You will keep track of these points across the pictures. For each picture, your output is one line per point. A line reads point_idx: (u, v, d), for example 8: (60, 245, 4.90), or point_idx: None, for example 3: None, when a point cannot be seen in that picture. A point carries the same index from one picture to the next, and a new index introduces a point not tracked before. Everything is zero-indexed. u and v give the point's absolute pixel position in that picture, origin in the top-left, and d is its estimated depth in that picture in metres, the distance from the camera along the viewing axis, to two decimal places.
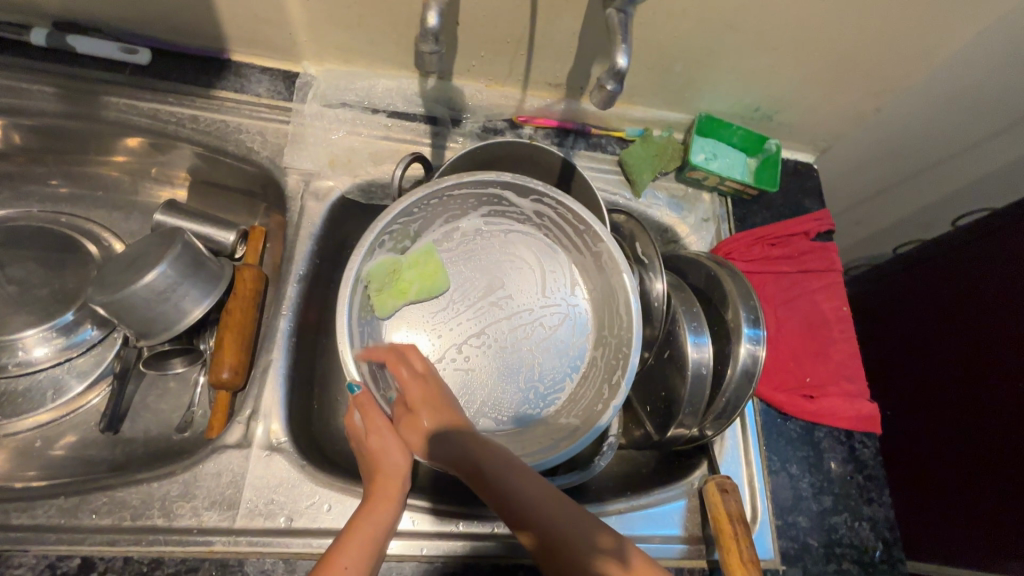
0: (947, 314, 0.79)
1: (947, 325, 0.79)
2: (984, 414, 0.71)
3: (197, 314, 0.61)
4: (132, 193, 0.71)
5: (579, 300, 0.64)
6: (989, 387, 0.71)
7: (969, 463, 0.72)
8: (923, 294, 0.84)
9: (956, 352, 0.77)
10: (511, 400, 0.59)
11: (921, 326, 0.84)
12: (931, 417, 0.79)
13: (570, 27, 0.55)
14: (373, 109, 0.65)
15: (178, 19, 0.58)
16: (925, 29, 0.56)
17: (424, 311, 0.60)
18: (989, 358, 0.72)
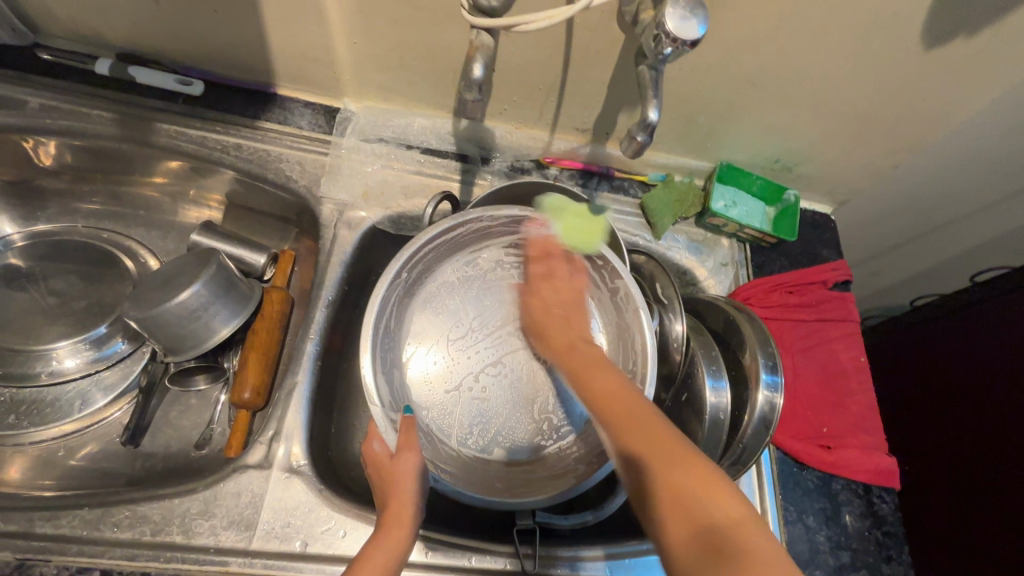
0: (965, 369, 0.79)
1: (965, 380, 0.78)
2: (1004, 476, 0.70)
3: (225, 334, 0.63)
4: (169, 213, 0.74)
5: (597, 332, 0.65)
6: (1008, 447, 0.70)
7: (989, 526, 0.71)
8: (941, 348, 0.84)
9: (976, 408, 0.76)
10: (525, 431, 0.60)
11: (938, 381, 0.83)
12: (948, 475, 0.78)
13: (600, 77, 0.59)
14: (407, 145, 0.68)
15: (233, 56, 0.63)
16: (942, 95, 0.58)
17: (444, 339, 0.61)
18: (1009, 417, 0.71)
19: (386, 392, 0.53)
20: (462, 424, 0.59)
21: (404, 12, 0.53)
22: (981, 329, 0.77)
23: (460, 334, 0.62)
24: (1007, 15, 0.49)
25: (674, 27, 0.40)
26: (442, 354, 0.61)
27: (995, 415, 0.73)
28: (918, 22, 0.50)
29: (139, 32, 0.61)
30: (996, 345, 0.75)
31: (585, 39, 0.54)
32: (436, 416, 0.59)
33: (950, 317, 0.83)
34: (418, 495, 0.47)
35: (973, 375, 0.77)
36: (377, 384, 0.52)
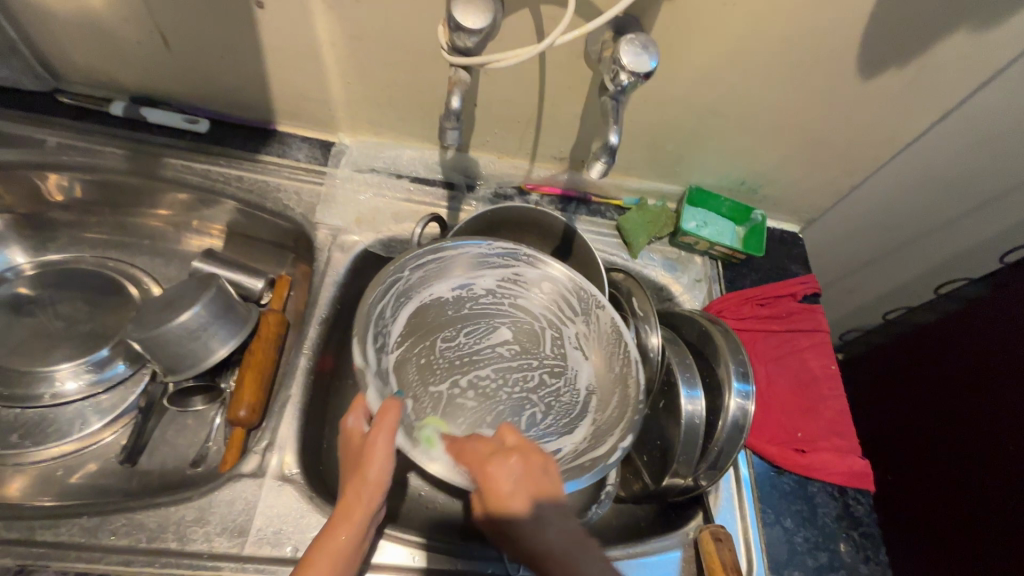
0: (960, 383, 0.82)
1: (960, 394, 0.82)
2: (1003, 485, 0.73)
3: (222, 353, 0.66)
4: (172, 242, 0.78)
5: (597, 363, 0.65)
6: (1004, 455, 0.73)
7: (990, 534, 0.73)
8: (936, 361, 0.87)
9: (971, 419, 0.79)
10: None
11: (935, 396, 0.87)
12: (950, 486, 0.80)
13: (573, 109, 0.64)
14: (397, 175, 0.73)
15: (237, 96, 0.68)
16: (884, 120, 0.63)
17: None
18: (1005, 425, 0.74)
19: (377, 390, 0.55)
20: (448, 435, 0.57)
21: (394, 55, 0.60)
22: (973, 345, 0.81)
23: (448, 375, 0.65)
24: (931, 49, 0.55)
25: (628, 62, 0.46)
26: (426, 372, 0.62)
27: (993, 426, 0.76)
28: (853, 56, 0.56)
29: (152, 76, 0.67)
30: (988, 357, 0.79)
31: (557, 75, 0.60)
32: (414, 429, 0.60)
33: (941, 332, 0.87)
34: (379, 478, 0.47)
35: (970, 388, 0.81)
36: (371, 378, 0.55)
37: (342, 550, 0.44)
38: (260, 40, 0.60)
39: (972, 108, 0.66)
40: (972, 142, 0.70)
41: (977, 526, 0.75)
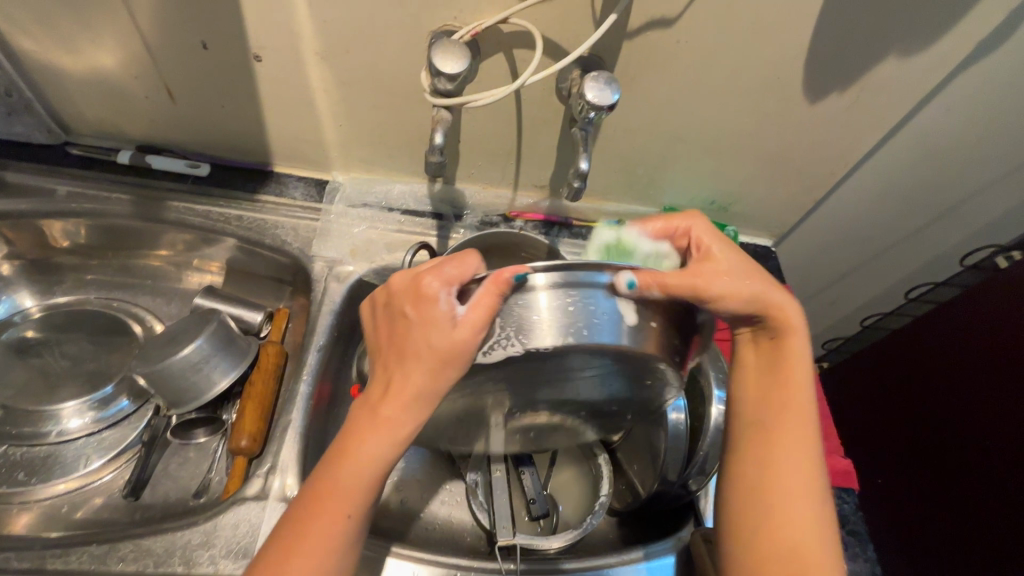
0: (943, 387, 0.87)
1: (950, 396, 0.86)
2: (997, 479, 0.76)
3: (224, 385, 0.68)
4: (175, 281, 0.81)
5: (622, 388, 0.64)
6: (992, 452, 0.77)
7: (995, 529, 0.76)
8: (917, 364, 0.93)
9: (958, 421, 0.83)
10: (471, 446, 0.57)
11: (924, 401, 0.91)
12: (952, 486, 0.84)
13: (549, 140, 0.69)
14: (389, 208, 0.78)
15: (237, 142, 0.73)
16: (836, 139, 0.69)
17: None
18: (989, 424, 0.78)
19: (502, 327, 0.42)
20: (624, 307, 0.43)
21: (383, 98, 0.65)
22: (950, 349, 0.86)
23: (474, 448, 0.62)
24: (867, 72, 0.60)
25: (593, 97, 0.51)
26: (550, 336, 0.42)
27: (978, 425, 0.80)
28: (798, 83, 0.61)
29: (156, 126, 0.71)
30: (967, 360, 0.83)
31: (533, 110, 0.65)
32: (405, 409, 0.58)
33: (920, 339, 0.92)
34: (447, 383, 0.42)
35: (951, 392, 0.86)
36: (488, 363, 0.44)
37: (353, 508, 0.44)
38: (258, 89, 0.65)
39: (916, 123, 0.72)
40: (920, 154, 0.76)
41: (981, 522, 0.78)
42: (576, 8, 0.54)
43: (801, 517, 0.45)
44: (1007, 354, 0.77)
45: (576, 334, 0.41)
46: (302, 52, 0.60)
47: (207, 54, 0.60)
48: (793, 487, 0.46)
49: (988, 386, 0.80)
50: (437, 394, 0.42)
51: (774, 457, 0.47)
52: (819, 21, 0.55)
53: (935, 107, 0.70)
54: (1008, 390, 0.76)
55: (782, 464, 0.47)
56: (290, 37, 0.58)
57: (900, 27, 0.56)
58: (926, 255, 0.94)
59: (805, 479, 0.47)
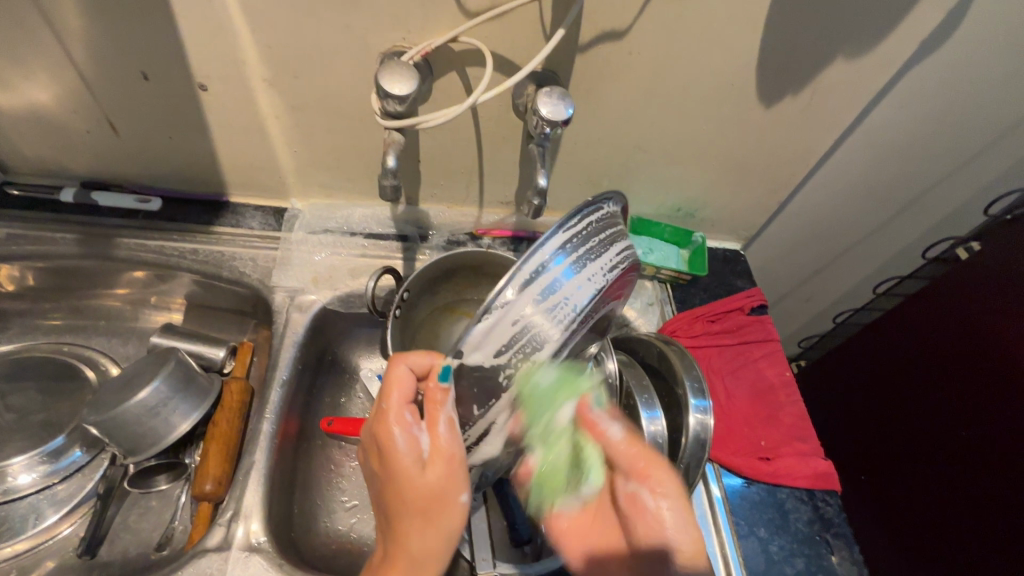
0: (917, 382, 0.88)
1: (924, 388, 0.86)
2: (978, 470, 0.77)
3: (185, 427, 0.66)
4: (131, 320, 0.77)
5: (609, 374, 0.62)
6: (970, 444, 0.78)
7: (983, 520, 0.76)
8: (889, 358, 0.94)
9: (934, 414, 0.84)
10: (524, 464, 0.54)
11: (898, 396, 0.92)
12: (933, 479, 0.84)
13: (510, 155, 0.69)
14: (351, 232, 0.76)
15: (190, 174, 0.70)
16: (794, 143, 0.69)
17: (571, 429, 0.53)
18: (966, 415, 0.79)
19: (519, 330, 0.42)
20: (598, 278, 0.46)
21: (337, 122, 0.63)
22: (919, 343, 0.88)
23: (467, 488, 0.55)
24: (819, 74, 0.61)
25: (546, 112, 0.50)
26: (555, 338, 0.43)
27: (954, 418, 0.81)
28: (751, 91, 0.62)
29: (101, 161, 0.68)
30: (939, 353, 0.84)
31: (492, 126, 0.64)
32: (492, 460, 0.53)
33: (893, 334, 0.93)
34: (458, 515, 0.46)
35: (924, 386, 0.86)
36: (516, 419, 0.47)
37: None
38: (205, 119, 0.63)
39: (870, 123, 0.73)
40: (878, 152, 0.77)
41: (967, 513, 0.78)
42: (526, 24, 0.53)
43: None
44: (977, 346, 0.78)
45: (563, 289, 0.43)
46: (249, 79, 0.58)
47: (149, 85, 0.58)
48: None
49: (958, 378, 0.81)
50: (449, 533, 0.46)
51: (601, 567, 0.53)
52: (767, 26, 0.55)
53: (887, 106, 0.71)
54: (982, 381, 0.77)
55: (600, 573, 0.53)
56: (234, 65, 0.57)
57: (846, 31, 0.56)
58: (890, 249, 0.95)
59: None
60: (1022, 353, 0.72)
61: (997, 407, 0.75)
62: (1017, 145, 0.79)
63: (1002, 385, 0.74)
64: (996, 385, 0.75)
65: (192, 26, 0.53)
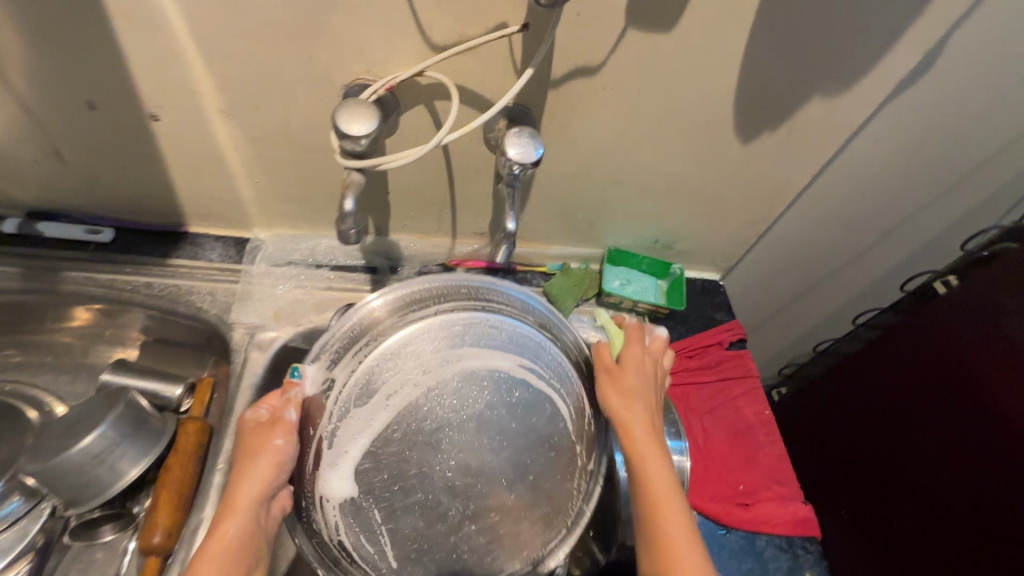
0: (897, 416, 0.87)
1: (904, 422, 0.85)
2: (957, 510, 0.76)
3: (133, 475, 0.62)
4: (82, 356, 0.73)
5: (562, 430, 0.56)
6: (951, 483, 0.77)
7: (959, 561, 0.75)
8: (871, 389, 0.92)
9: (912, 448, 0.83)
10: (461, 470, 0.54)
11: (879, 429, 0.90)
12: (912, 515, 0.83)
13: (483, 187, 0.66)
14: (317, 264, 0.72)
15: (145, 205, 0.67)
16: (771, 177, 0.68)
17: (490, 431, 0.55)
18: (945, 453, 0.78)
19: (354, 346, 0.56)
20: (436, 334, 0.56)
21: (300, 154, 0.61)
22: (899, 378, 0.87)
23: (382, 526, 0.53)
24: (797, 112, 0.59)
25: (515, 154, 0.48)
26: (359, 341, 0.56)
27: (932, 454, 0.80)
28: (728, 128, 0.61)
29: (47, 192, 0.64)
30: (920, 387, 0.83)
31: (462, 159, 0.62)
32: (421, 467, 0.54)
33: (874, 365, 0.92)
34: (281, 460, 0.52)
35: (904, 420, 0.85)
36: (347, 440, 0.54)
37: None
38: (159, 150, 0.59)
39: (848, 156, 0.72)
40: (857, 185, 0.76)
41: (943, 553, 0.77)
42: (494, 60, 0.51)
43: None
44: (957, 382, 0.77)
45: (401, 316, 0.57)
46: (204, 110, 0.55)
47: (96, 115, 0.55)
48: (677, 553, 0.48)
49: (939, 412, 0.80)
50: (275, 479, 0.51)
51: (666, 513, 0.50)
52: (744, 64, 0.54)
53: (864, 140, 0.71)
54: (961, 418, 0.76)
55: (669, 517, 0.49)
56: (188, 96, 0.53)
57: (824, 72, 0.56)
58: (869, 278, 0.95)
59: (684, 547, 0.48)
60: (1005, 393, 0.70)
61: (974, 445, 0.74)
62: (991, 179, 0.79)
63: (981, 423, 0.73)
64: (976, 423, 0.74)
65: (139, 56, 0.50)
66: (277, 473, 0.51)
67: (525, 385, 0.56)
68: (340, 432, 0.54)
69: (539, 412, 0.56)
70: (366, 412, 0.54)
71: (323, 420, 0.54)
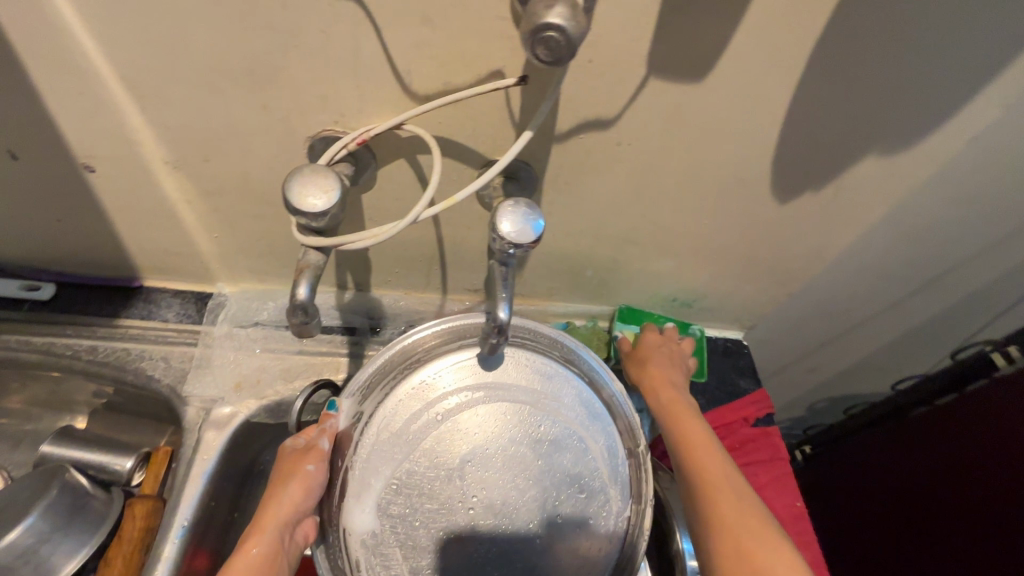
0: (937, 499, 0.76)
1: (945, 495, 0.75)
2: None
3: (71, 569, 0.54)
4: (24, 421, 0.65)
5: (594, 470, 0.52)
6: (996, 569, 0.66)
7: None
8: (907, 456, 0.82)
9: (952, 524, 0.73)
10: (485, 508, 0.49)
11: (914, 498, 0.80)
12: None
13: (477, 244, 0.58)
14: (287, 324, 0.63)
15: (91, 257, 0.59)
16: (809, 237, 0.59)
17: (511, 467, 0.50)
18: (990, 534, 0.68)
19: (382, 376, 0.52)
20: (467, 368, 0.54)
21: (262, 209, 0.52)
22: (940, 454, 0.76)
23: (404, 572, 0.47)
24: (847, 170, 0.50)
25: (509, 232, 0.39)
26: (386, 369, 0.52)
27: (975, 532, 0.70)
28: (764, 186, 0.52)
29: None
30: (962, 455, 0.73)
31: (451, 216, 0.54)
32: (447, 503, 0.49)
33: (913, 431, 0.82)
34: (311, 486, 0.47)
35: (944, 505, 0.75)
36: (372, 475, 0.50)
37: None
38: (99, 202, 0.51)
39: None
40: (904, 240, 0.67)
41: None
42: (487, 114, 0.43)
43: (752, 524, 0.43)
44: (1003, 450, 0.68)
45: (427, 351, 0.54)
46: (146, 162, 0.47)
47: (21, 164, 0.47)
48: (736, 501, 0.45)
49: (983, 485, 0.70)
50: (304, 504, 0.47)
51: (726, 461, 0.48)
52: (787, 119, 0.45)
53: None
54: (1007, 492, 0.66)
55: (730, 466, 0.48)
56: (125, 147, 0.45)
57: (883, 128, 0.46)
58: (908, 335, 0.85)
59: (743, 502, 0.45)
60: None
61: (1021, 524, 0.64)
62: None
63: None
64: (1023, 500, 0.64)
65: (62, 103, 0.41)
66: (304, 500, 0.47)
67: (547, 417, 0.53)
68: (366, 462, 0.50)
69: (568, 452, 0.52)
70: (394, 444, 0.51)
71: (350, 451, 0.51)
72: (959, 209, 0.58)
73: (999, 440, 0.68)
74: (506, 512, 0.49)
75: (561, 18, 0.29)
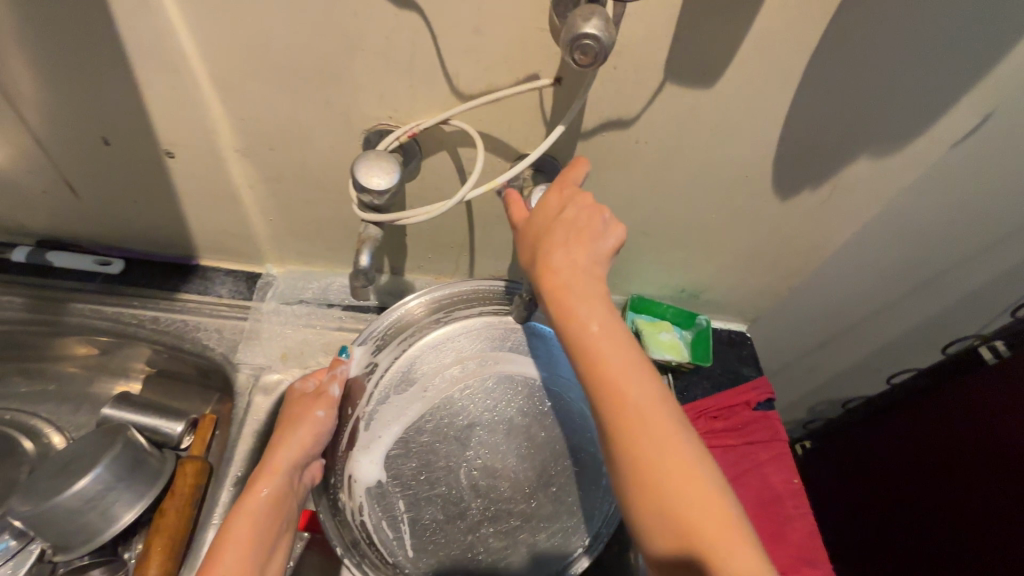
0: (933, 488, 0.80)
1: (940, 487, 0.79)
2: None
3: (128, 518, 0.60)
4: (85, 386, 0.71)
5: (584, 438, 0.57)
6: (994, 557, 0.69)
7: None
8: (903, 449, 0.86)
9: (951, 515, 0.76)
10: (483, 464, 0.54)
11: (913, 490, 0.83)
12: None
13: (504, 233, 0.64)
14: (328, 303, 0.70)
15: (157, 236, 0.65)
16: (809, 233, 0.64)
17: (512, 430, 0.55)
18: (987, 524, 0.71)
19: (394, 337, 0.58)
20: (478, 334, 0.57)
21: (315, 195, 0.59)
22: (933, 443, 0.81)
23: (404, 515, 0.54)
24: (842, 170, 0.56)
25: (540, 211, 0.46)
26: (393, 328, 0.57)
27: (973, 523, 0.73)
28: (766, 184, 0.57)
29: (60, 219, 0.63)
30: (957, 449, 0.77)
31: (483, 205, 0.60)
32: (447, 456, 0.54)
33: (907, 424, 0.87)
34: (319, 431, 0.56)
35: (939, 493, 0.79)
36: (381, 428, 0.54)
37: (240, 537, 0.49)
38: (173, 186, 0.58)
39: None
40: None
41: None
42: (522, 114, 0.49)
43: (704, 513, 0.35)
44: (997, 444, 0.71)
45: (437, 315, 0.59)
46: (220, 150, 0.53)
47: (111, 150, 0.54)
48: (685, 491, 0.35)
49: (977, 477, 0.73)
50: (312, 446, 0.55)
51: (635, 444, 0.37)
52: (787, 122, 0.51)
53: None
54: (1001, 484, 0.70)
55: (639, 446, 0.36)
56: (204, 136, 0.52)
57: (872, 133, 0.52)
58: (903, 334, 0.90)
59: (699, 494, 0.35)
60: None
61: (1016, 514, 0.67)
62: None
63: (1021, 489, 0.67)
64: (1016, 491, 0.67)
65: (157, 95, 0.48)
66: (313, 442, 0.55)
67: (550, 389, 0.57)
68: (375, 416, 0.55)
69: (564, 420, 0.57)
70: (405, 401, 0.55)
71: (362, 404, 0.56)
72: (947, 211, 0.63)
73: (991, 433, 0.72)
74: (502, 470, 0.54)
75: (597, 29, 0.35)
